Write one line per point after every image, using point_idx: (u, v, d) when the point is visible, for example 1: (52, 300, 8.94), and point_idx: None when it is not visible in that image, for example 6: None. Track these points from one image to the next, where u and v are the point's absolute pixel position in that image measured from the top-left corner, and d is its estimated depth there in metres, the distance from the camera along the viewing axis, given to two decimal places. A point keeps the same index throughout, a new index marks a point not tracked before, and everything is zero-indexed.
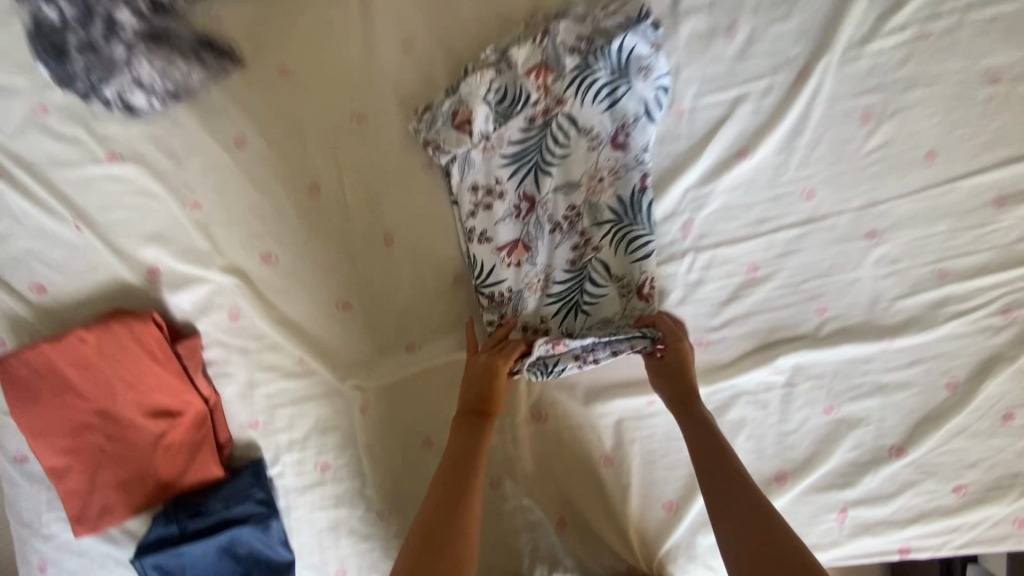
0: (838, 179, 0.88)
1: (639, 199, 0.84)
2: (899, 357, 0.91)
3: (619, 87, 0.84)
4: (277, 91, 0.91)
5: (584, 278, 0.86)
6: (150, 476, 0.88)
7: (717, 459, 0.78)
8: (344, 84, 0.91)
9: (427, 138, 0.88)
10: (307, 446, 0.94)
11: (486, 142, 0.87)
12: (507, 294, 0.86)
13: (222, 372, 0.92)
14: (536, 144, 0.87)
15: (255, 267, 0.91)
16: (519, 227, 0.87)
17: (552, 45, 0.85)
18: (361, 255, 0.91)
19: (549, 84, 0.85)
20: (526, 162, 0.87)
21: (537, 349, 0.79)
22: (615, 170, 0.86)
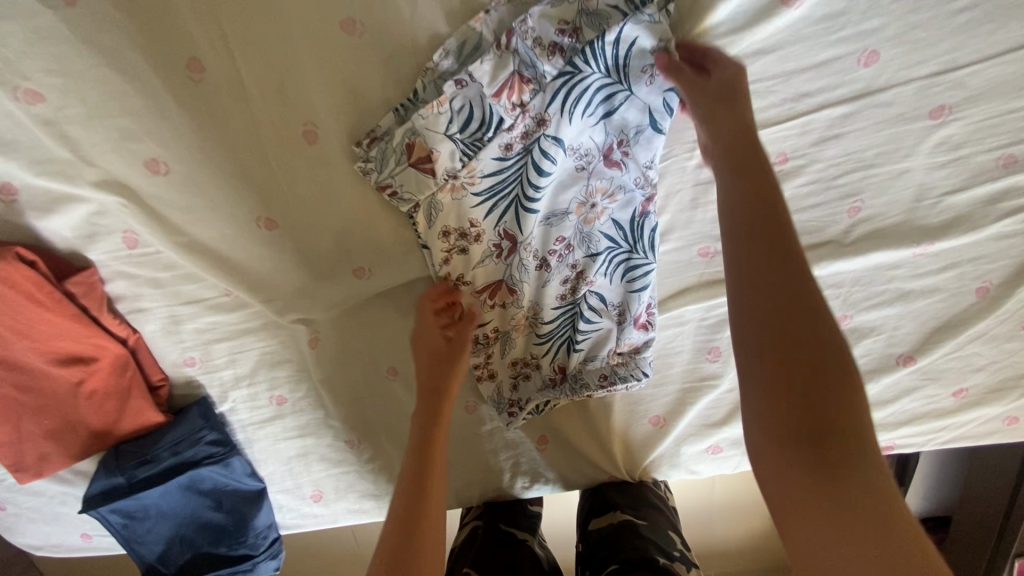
0: (910, 35, 0.65)
1: (642, 225, 0.73)
2: (931, 261, 0.78)
3: (617, 93, 0.64)
4: None
5: (576, 301, 0.78)
6: (81, 426, 0.78)
7: (774, 248, 0.53)
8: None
9: (381, 183, 0.69)
10: (257, 381, 0.83)
11: (454, 180, 0.68)
12: (494, 337, 0.80)
13: (135, 308, 0.77)
14: (515, 174, 0.69)
15: (140, 180, 0.69)
16: (503, 267, 0.75)
17: (523, 45, 0.62)
18: (274, 159, 0.69)
19: (526, 102, 0.64)
20: (505, 195, 0.70)
21: (530, 414, 0.84)
22: (609, 263, 0.76)
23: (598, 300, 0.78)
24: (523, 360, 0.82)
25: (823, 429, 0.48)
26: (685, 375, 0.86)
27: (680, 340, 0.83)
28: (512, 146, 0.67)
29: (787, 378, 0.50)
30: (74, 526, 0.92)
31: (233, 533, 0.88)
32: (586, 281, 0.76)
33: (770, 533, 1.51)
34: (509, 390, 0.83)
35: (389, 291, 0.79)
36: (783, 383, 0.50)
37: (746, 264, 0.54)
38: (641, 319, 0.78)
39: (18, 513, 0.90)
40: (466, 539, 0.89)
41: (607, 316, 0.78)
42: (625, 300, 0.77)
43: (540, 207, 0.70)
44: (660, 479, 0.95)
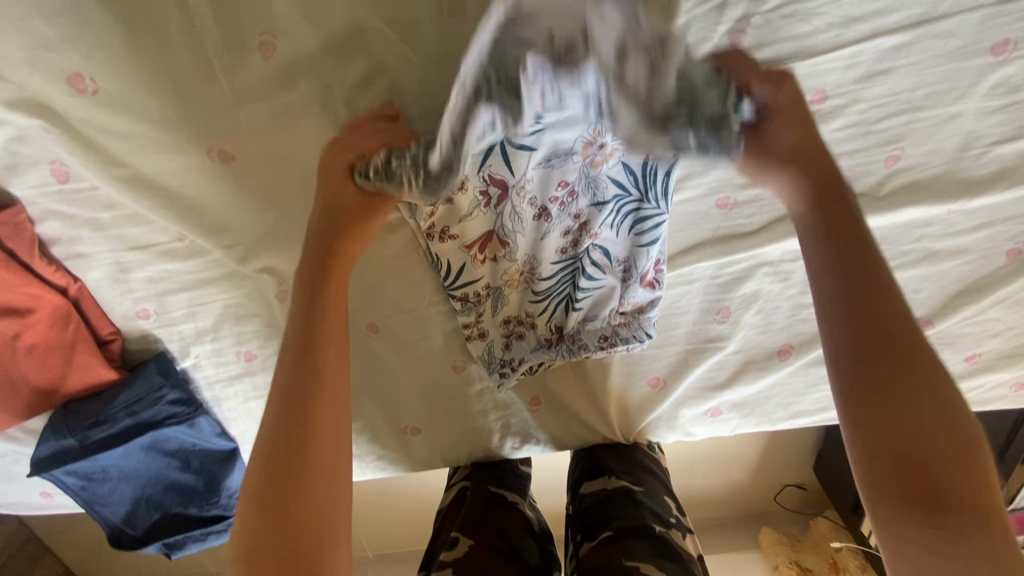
0: None
1: (658, 172, 0.62)
2: (967, 218, 0.71)
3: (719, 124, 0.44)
4: None
5: (577, 257, 0.69)
6: (21, 384, 0.69)
7: (887, 330, 0.47)
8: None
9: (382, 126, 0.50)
10: (222, 335, 0.75)
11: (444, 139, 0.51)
12: (484, 292, 0.73)
13: (74, 253, 0.67)
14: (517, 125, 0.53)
15: (63, 99, 0.58)
16: (493, 217, 0.65)
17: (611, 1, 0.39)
18: (225, 76, 0.58)
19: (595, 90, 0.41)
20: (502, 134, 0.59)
21: (521, 374, 0.79)
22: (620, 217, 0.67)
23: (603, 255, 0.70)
24: (515, 319, 0.75)
25: (919, 441, 0.45)
26: (689, 336, 0.80)
27: (687, 298, 0.77)
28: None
29: (881, 378, 0.46)
30: (31, 485, 0.85)
31: (204, 494, 0.83)
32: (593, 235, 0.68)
33: (751, 485, 1.52)
34: (501, 350, 0.77)
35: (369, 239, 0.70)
36: (899, 442, 0.45)
37: (832, 268, 0.50)
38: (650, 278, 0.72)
39: None
40: (452, 500, 0.85)
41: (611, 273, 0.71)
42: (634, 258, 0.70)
43: (536, 145, 0.57)
44: (654, 441, 0.91)
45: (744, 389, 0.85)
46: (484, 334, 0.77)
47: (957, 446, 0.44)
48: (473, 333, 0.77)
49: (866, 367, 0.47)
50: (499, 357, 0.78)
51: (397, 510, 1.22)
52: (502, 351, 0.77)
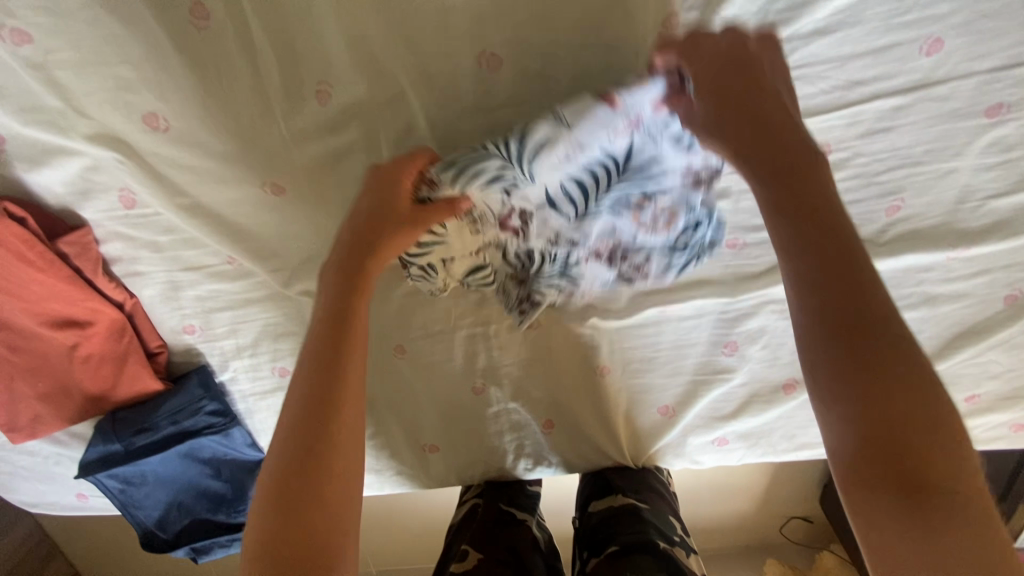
0: (980, 23, 0.60)
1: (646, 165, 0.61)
2: (966, 266, 0.75)
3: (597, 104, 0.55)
4: None
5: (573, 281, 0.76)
6: (77, 389, 0.75)
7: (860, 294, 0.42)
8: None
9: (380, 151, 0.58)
10: (259, 351, 0.80)
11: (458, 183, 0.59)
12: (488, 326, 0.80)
13: (132, 271, 0.73)
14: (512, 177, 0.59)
15: (138, 135, 0.64)
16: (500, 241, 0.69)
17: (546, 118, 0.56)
18: (281, 119, 0.64)
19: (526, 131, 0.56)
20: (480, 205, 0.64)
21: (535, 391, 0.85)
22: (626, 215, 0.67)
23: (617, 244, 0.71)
24: (520, 343, 0.82)
25: (899, 439, 0.40)
26: (699, 368, 0.83)
27: (698, 331, 0.81)
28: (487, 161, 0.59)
29: (864, 360, 0.41)
30: (68, 486, 0.90)
31: (232, 501, 0.87)
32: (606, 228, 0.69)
33: (757, 517, 1.53)
34: (511, 375, 0.84)
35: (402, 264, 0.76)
36: (886, 426, 0.40)
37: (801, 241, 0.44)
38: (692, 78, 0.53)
39: (11, 470, 0.88)
40: (464, 515, 0.89)
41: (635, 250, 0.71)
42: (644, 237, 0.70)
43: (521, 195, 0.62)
44: (662, 466, 0.95)
45: (750, 420, 0.88)
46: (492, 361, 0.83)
47: (931, 446, 0.39)
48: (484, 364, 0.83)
49: (848, 334, 0.41)
50: (509, 380, 0.85)
51: (407, 528, 1.24)
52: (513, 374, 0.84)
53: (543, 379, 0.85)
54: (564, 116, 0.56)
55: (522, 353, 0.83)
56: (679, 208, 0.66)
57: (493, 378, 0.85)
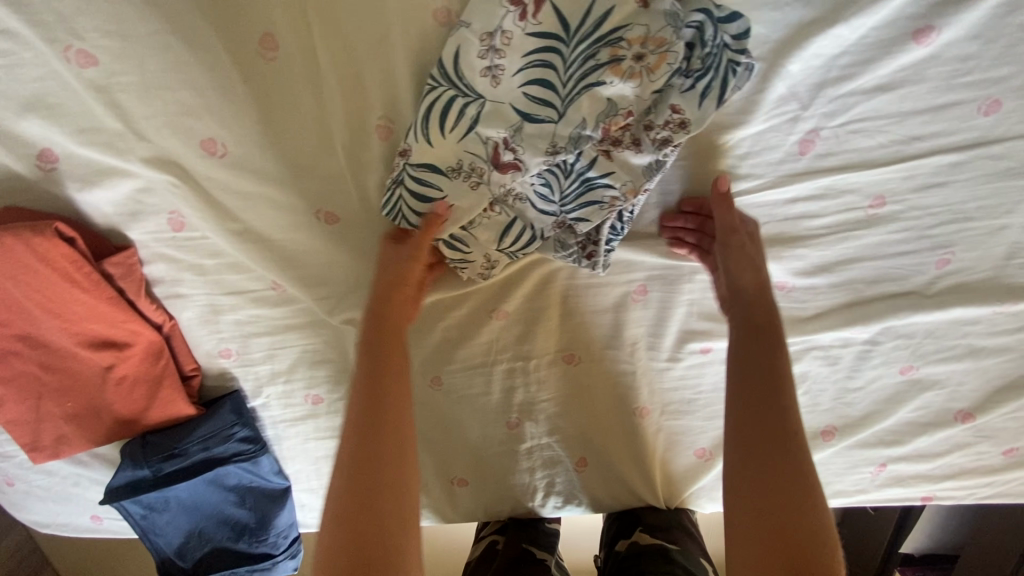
0: None
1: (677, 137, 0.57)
2: (1011, 321, 0.75)
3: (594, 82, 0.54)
4: None
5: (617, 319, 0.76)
6: (106, 412, 0.73)
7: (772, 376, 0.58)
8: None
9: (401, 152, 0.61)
10: (294, 378, 0.79)
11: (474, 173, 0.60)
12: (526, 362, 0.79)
13: (173, 293, 0.72)
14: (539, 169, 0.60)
15: (193, 159, 0.64)
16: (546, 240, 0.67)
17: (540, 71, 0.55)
18: (338, 145, 0.63)
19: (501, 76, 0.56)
20: (512, 210, 0.64)
21: (570, 428, 0.84)
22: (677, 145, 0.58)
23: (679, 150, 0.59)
24: (557, 381, 0.81)
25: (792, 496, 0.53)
26: None
27: None
28: (499, 156, 0.59)
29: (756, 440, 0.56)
30: (84, 507, 0.88)
31: (255, 530, 0.85)
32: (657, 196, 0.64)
33: None
34: (547, 412, 0.83)
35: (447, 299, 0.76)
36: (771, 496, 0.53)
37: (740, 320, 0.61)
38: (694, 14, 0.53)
39: (26, 490, 0.86)
40: (485, 552, 0.87)
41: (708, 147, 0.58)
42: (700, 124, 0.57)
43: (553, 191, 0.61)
44: (693, 509, 0.93)
45: None
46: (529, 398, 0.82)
47: (807, 504, 0.52)
48: (520, 399, 0.83)
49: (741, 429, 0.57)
50: (545, 417, 0.83)
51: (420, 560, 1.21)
52: (549, 412, 0.83)
53: (581, 418, 0.83)
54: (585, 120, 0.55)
55: (559, 390, 0.82)
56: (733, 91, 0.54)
57: (528, 414, 0.84)
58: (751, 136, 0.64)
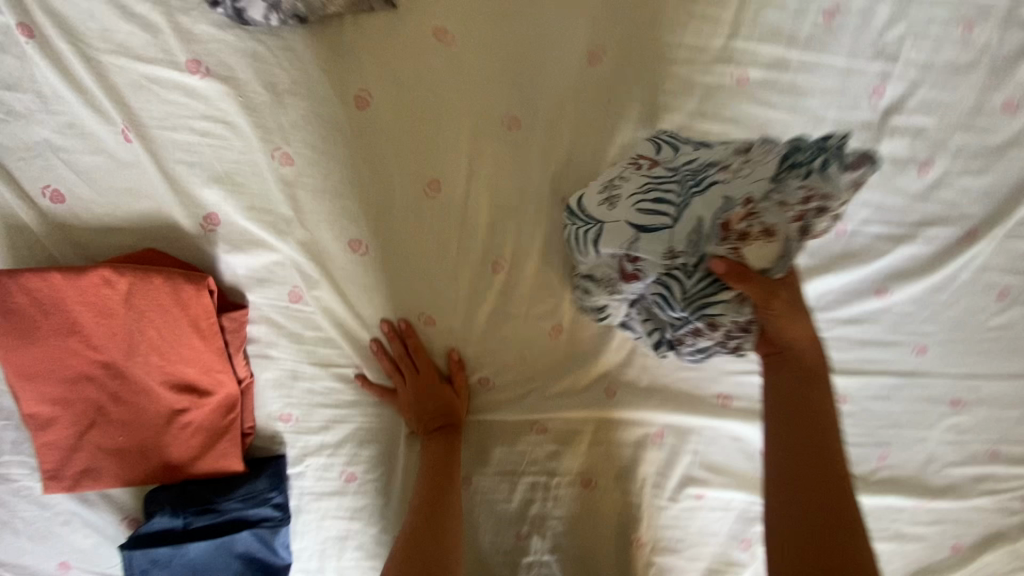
0: (953, 344, 0.87)
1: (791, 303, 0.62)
2: (927, 515, 0.95)
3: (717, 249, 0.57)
4: (418, 59, 0.72)
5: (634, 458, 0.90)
6: (156, 453, 0.75)
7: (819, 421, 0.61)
8: (510, 50, 0.72)
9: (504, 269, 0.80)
10: (338, 452, 0.84)
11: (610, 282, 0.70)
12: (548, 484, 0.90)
13: (262, 353, 0.79)
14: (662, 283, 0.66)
15: (335, 250, 0.77)
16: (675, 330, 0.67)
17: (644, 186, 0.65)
18: (458, 268, 0.79)
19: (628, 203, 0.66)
20: (645, 311, 0.71)
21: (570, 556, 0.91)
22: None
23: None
24: (572, 502, 0.90)
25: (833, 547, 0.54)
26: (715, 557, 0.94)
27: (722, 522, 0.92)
28: (625, 268, 0.66)
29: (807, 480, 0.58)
30: (57, 550, 0.82)
31: None
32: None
33: None
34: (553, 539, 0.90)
35: (501, 403, 0.88)
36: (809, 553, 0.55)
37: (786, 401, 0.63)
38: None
39: (4, 520, 0.81)
40: None
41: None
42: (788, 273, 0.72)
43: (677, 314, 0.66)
44: None
45: None
46: (542, 517, 0.90)
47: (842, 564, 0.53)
48: (533, 521, 0.90)
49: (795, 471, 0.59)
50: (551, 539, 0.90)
51: None
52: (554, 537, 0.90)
53: (584, 546, 0.91)
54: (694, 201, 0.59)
55: (571, 516, 0.90)
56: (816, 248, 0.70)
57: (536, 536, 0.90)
58: None
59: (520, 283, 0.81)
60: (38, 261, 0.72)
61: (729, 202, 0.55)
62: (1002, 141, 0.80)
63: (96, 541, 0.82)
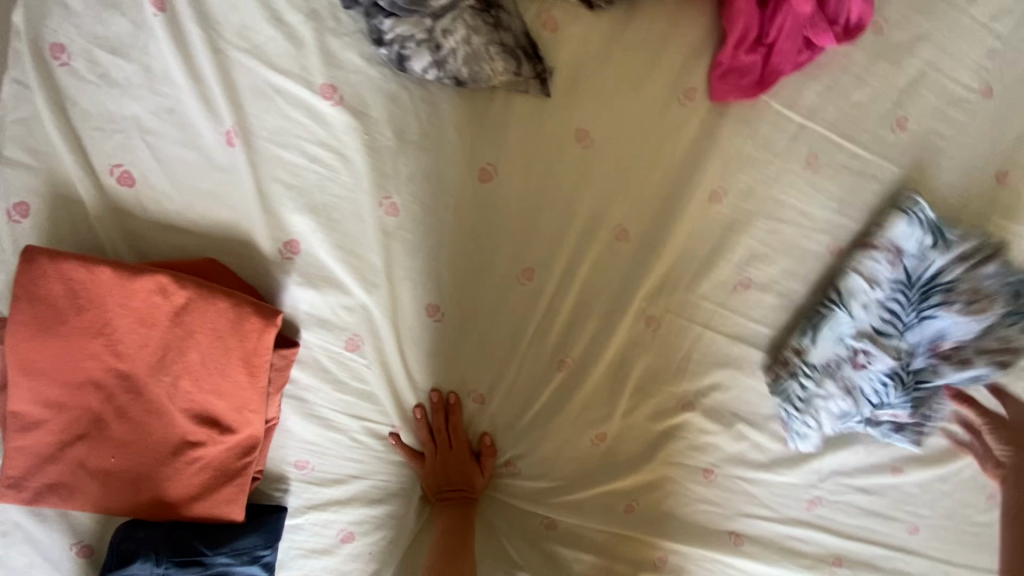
0: (944, 531, 0.93)
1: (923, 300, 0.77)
2: None
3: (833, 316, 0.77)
4: (552, 151, 0.70)
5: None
6: (148, 485, 0.66)
7: None
8: (638, 169, 0.72)
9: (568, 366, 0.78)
10: (344, 510, 0.78)
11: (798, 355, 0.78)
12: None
13: (297, 394, 0.73)
14: (789, 328, 0.80)
15: (409, 309, 0.72)
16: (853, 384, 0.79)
17: (883, 268, 0.76)
18: (525, 358, 0.77)
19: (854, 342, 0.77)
20: (841, 379, 0.79)
21: None
22: (849, 389, 0.79)
23: (850, 397, 0.79)
24: None
25: None
26: None
27: None
28: None
29: None
30: None
31: None
32: (826, 422, 0.81)
33: None
34: None
35: (521, 492, 0.85)
36: None
37: None
38: (841, 307, 0.76)
39: None
40: None
41: (875, 404, 0.80)
42: (867, 374, 0.78)
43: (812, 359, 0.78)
44: None
45: None
46: None
47: None
48: None
49: None
50: None
51: None
52: None
53: None
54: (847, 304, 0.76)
55: None
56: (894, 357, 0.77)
57: None
58: (785, 483, 0.87)
59: (580, 387, 0.79)
60: (81, 241, 0.64)
61: (903, 246, 0.75)
62: None
63: (32, 562, 0.70)
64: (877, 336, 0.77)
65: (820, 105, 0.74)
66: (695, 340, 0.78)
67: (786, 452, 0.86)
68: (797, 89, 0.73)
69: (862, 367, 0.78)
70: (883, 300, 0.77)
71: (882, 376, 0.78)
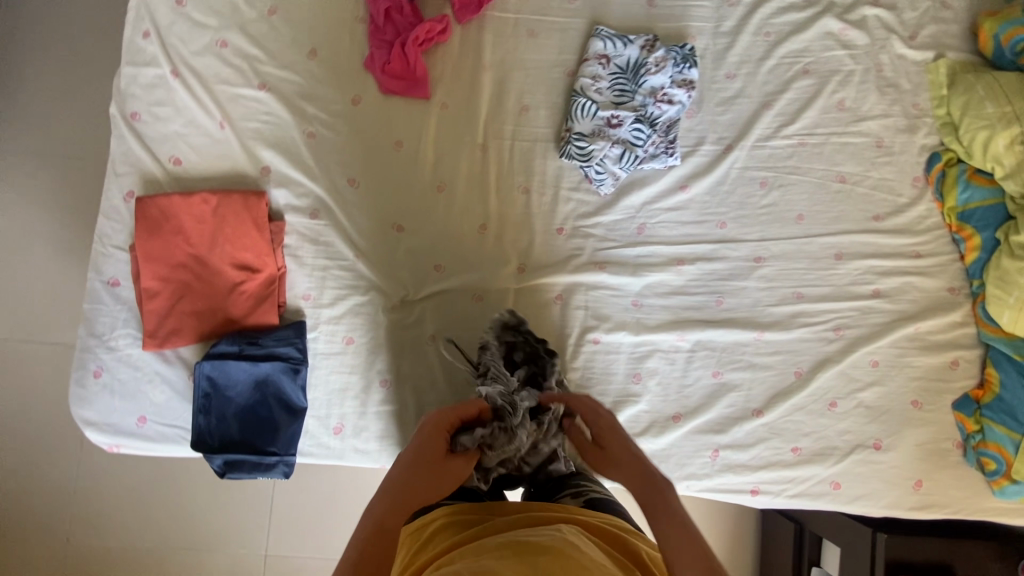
0: (743, 219, 1.34)
1: (635, 74, 1.30)
2: (766, 346, 1.33)
3: (581, 100, 1.28)
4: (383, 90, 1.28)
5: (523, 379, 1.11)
6: (224, 311, 1.16)
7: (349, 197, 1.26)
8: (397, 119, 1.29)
9: (441, 185, 1.28)
10: (341, 323, 1.23)
11: (568, 132, 1.28)
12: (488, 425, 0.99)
13: (292, 253, 1.22)
14: (564, 120, 1.30)
15: (340, 186, 1.26)
16: (616, 135, 1.27)
17: (596, 67, 1.30)
18: (417, 193, 1.28)
19: (602, 114, 1.28)
20: (604, 136, 1.27)
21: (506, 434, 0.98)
22: (614, 140, 1.27)
23: (617, 143, 1.27)
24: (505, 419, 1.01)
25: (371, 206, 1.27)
26: (618, 391, 1.29)
27: (617, 361, 1.29)
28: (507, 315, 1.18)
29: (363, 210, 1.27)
30: (140, 406, 1.16)
31: (271, 432, 1.14)
32: (610, 164, 1.27)
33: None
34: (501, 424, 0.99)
35: (448, 283, 1.26)
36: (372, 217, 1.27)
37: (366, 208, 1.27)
38: (581, 94, 1.29)
39: (107, 382, 1.15)
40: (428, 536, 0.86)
41: (640, 143, 1.27)
42: (622, 128, 1.27)
43: (580, 128, 1.28)
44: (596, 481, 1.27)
45: (653, 443, 1.29)
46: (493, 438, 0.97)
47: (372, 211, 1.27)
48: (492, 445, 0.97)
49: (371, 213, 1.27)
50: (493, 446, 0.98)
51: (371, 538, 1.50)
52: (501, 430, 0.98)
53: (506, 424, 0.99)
54: (584, 93, 1.29)
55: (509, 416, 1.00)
56: (633, 111, 1.28)
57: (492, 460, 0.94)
58: (613, 220, 1.31)
59: (456, 200, 1.29)
60: None
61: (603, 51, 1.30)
62: (733, 94, 1.36)
63: (168, 395, 1.17)
64: (615, 105, 1.29)
65: (519, 6, 1.34)
66: (510, 150, 1.30)
67: (604, 199, 1.31)
68: (503, 4, 1.34)
69: (614, 126, 1.28)
70: (609, 85, 1.30)
71: (632, 126, 1.27)
